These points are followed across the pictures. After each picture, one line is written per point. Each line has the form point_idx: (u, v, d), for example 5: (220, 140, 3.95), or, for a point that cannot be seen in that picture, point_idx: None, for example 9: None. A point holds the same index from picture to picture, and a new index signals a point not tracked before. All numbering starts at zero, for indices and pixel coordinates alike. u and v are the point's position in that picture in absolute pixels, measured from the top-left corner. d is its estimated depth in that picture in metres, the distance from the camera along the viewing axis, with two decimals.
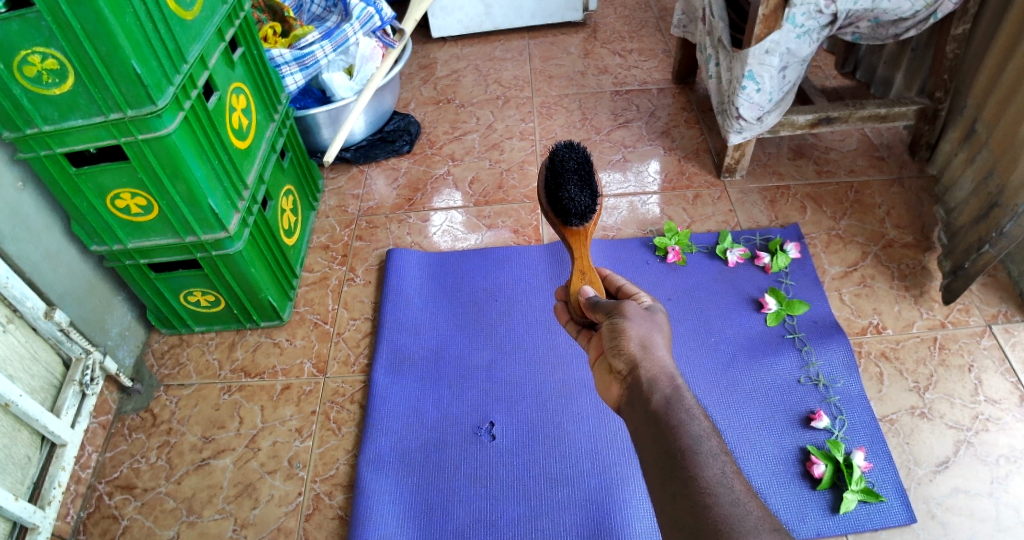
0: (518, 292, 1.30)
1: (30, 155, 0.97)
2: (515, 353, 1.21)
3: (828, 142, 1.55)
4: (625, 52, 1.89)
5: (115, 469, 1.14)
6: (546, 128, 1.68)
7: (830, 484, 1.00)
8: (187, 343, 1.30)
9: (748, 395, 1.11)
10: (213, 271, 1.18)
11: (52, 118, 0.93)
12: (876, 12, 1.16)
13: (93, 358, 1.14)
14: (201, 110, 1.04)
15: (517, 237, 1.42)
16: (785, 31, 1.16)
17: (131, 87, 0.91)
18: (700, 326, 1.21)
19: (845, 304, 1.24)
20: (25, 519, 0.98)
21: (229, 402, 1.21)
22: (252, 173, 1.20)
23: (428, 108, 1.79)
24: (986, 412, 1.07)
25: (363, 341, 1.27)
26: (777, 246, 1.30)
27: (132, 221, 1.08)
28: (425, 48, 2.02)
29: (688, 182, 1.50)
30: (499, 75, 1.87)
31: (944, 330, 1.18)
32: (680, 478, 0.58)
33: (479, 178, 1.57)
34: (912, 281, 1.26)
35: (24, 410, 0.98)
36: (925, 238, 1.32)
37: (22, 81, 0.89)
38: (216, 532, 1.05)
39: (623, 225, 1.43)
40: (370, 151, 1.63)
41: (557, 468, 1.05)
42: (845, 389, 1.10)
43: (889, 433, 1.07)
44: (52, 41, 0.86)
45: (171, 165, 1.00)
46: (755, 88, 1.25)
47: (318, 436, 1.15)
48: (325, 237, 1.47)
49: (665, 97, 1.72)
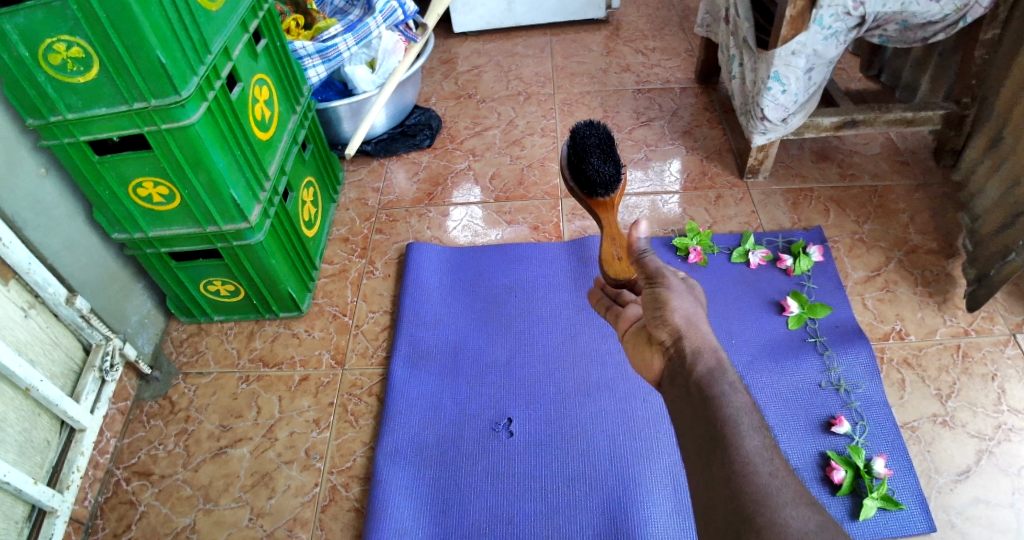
0: (537, 290, 1.29)
1: (54, 143, 0.98)
2: (532, 351, 1.20)
3: (852, 145, 1.53)
4: (647, 51, 1.87)
5: (133, 455, 1.15)
6: (567, 125, 1.67)
7: (850, 490, 0.99)
8: (206, 332, 1.31)
9: (768, 399, 1.10)
10: (234, 261, 1.18)
11: (76, 106, 0.94)
12: (904, 15, 1.15)
13: (113, 344, 1.15)
14: (224, 100, 1.04)
15: (537, 234, 1.42)
16: (812, 32, 1.15)
17: (155, 77, 0.91)
18: (721, 328, 1.20)
19: (867, 309, 1.23)
20: (43, 503, 0.98)
21: (246, 392, 1.21)
22: (274, 164, 1.20)
23: (449, 103, 1.79)
24: (1009, 422, 1.06)
25: (381, 335, 1.27)
26: (799, 249, 1.29)
27: (154, 210, 1.08)
28: (446, 43, 2.02)
29: (710, 183, 1.48)
30: (520, 71, 1.86)
31: (967, 337, 1.17)
32: (719, 444, 0.57)
33: (499, 174, 1.57)
34: (935, 287, 1.24)
35: (44, 395, 0.99)
36: (949, 244, 1.30)
37: (47, 69, 0.89)
38: (232, 520, 1.06)
39: (644, 224, 1.42)
40: (390, 145, 1.63)
41: (573, 466, 1.04)
42: (866, 395, 1.09)
43: (910, 440, 1.05)
44: (77, 30, 0.86)
45: (194, 155, 1.00)
46: (780, 90, 1.24)
47: (335, 428, 1.15)
48: (345, 231, 1.47)
49: (687, 96, 1.71)
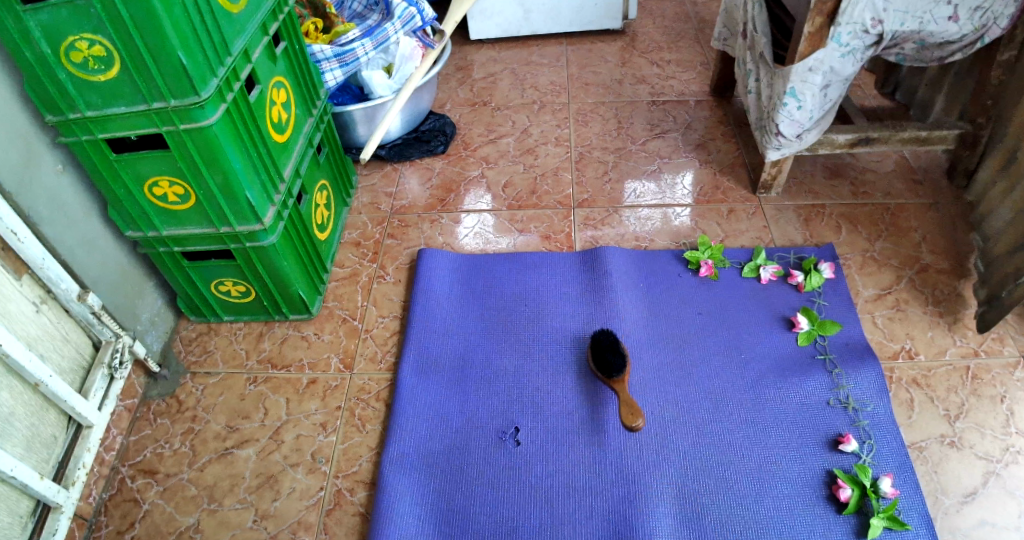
0: (547, 300, 1.29)
1: (72, 140, 0.99)
2: (541, 361, 1.20)
3: (866, 163, 1.53)
4: (663, 63, 1.88)
5: (139, 453, 1.15)
6: (581, 135, 1.68)
7: (856, 509, 0.98)
8: (215, 332, 1.31)
9: (775, 415, 1.10)
10: (246, 262, 1.18)
11: (95, 104, 0.95)
12: (922, 35, 1.15)
13: (122, 341, 1.15)
14: (242, 102, 1.04)
15: (548, 243, 1.42)
16: (830, 49, 1.15)
17: (176, 78, 0.92)
18: (730, 343, 1.20)
19: (877, 327, 1.22)
20: (48, 499, 0.98)
21: (254, 393, 1.21)
22: (289, 167, 1.21)
23: (464, 110, 1.79)
24: (1017, 445, 1.05)
25: (391, 340, 1.27)
26: (811, 265, 1.29)
27: (169, 210, 1.09)
28: (463, 50, 2.03)
29: (722, 196, 1.48)
30: (536, 80, 1.87)
31: (976, 358, 1.16)
32: None
33: (512, 182, 1.57)
34: (947, 308, 1.24)
35: (53, 390, 0.99)
36: (961, 265, 1.30)
37: (68, 67, 0.90)
38: (236, 521, 1.06)
39: (655, 236, 1.42)
40: (404, 150, 1.64)
41: (579, 478, 1.04)
42: (875, 414, 1.09)
43: (917, 460, 1.05)
44: (100, 30, 0.86)
45: (211, 155, 1.00)
46: (795, 106, 1.24)
47: (342, 432, 1.15)
48: (356, 234, 1.48)
49: (701, 109, 1.71)
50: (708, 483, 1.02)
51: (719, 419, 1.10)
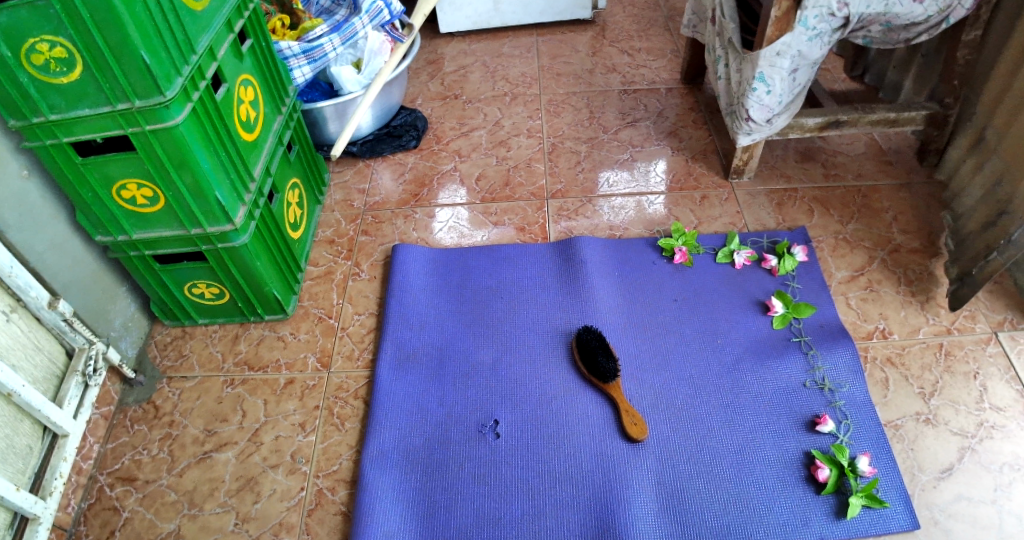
0: (524, 291, 1.29)
1: (36, 145, 0.97)
2: (519, 353, 1.20)
3: (837, 145, 1.54)
4: (633, 51, 1.88)
5: (116, 461, 1.14)
6: (553, 126, 1.67)
7: (834, 489, 0.99)
8: (190, 336, 1.30)
9: (753, 398, 1.11)
10: (219, 264, 1.17)
11: (60, 107, 0.93)
12: (887, 17, 1.15)
13: (96, 348, 1.13)
14: (209, 101, 1.03)
15: (523, 235, 1.42)
16: (797, 33, 1.15)
17: (141, 77, 0.90)
18: (707, 328, 1.21)
19: (850, 308, 1.24)
20: (25, 510, 0.97)
21: (232, 395, 1.20)
22: (259, 166, 1.20)
23: (435, 103, 1.78)
24: (991, 420, 1.07)
25: (367, 337, 1.26)
26: (784, 249, 1.30)
27: (138, 212, 1.07)
28: (433, 43, 2.01)
29: (695, 183, 1.49)
30: (507, 71, 1.86)
31: (949, 336, 1.18)
32: None
33: (485, 174, 1.56)
34: (919, 287, 1.25)
35: (26, 400, 0.98)
36: (932, 244, 1.31)
37: (30, 69, 0.88)
38: (217, 526, 1.05)
39: (629, 225, 1.42)
40: (376, 146, 1.63)
41: (560, 467, 1.05)
42: (851, 394, 1.10)
43: (894, 439, 1.06)
44: (61, 30, 0.85)
45: (179, 156, 0.99)
46: (765, 90, 1.24)
47: (321, 431, 1.14)
48: (330, 232, 1.47)
49: (673, 97, 1.71)
50: (689, 469, 1.03)
51: (698, 405, 1.10)
